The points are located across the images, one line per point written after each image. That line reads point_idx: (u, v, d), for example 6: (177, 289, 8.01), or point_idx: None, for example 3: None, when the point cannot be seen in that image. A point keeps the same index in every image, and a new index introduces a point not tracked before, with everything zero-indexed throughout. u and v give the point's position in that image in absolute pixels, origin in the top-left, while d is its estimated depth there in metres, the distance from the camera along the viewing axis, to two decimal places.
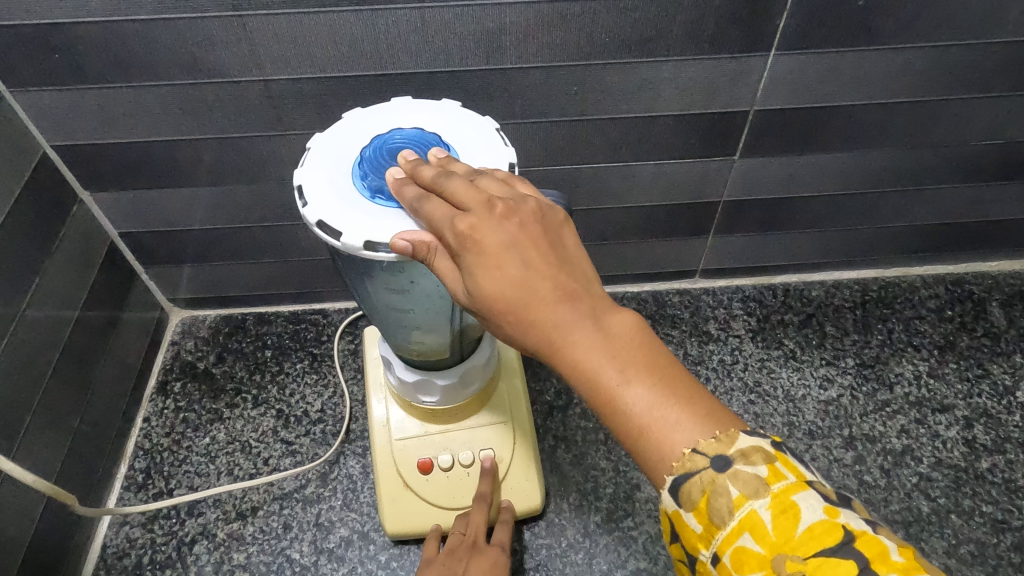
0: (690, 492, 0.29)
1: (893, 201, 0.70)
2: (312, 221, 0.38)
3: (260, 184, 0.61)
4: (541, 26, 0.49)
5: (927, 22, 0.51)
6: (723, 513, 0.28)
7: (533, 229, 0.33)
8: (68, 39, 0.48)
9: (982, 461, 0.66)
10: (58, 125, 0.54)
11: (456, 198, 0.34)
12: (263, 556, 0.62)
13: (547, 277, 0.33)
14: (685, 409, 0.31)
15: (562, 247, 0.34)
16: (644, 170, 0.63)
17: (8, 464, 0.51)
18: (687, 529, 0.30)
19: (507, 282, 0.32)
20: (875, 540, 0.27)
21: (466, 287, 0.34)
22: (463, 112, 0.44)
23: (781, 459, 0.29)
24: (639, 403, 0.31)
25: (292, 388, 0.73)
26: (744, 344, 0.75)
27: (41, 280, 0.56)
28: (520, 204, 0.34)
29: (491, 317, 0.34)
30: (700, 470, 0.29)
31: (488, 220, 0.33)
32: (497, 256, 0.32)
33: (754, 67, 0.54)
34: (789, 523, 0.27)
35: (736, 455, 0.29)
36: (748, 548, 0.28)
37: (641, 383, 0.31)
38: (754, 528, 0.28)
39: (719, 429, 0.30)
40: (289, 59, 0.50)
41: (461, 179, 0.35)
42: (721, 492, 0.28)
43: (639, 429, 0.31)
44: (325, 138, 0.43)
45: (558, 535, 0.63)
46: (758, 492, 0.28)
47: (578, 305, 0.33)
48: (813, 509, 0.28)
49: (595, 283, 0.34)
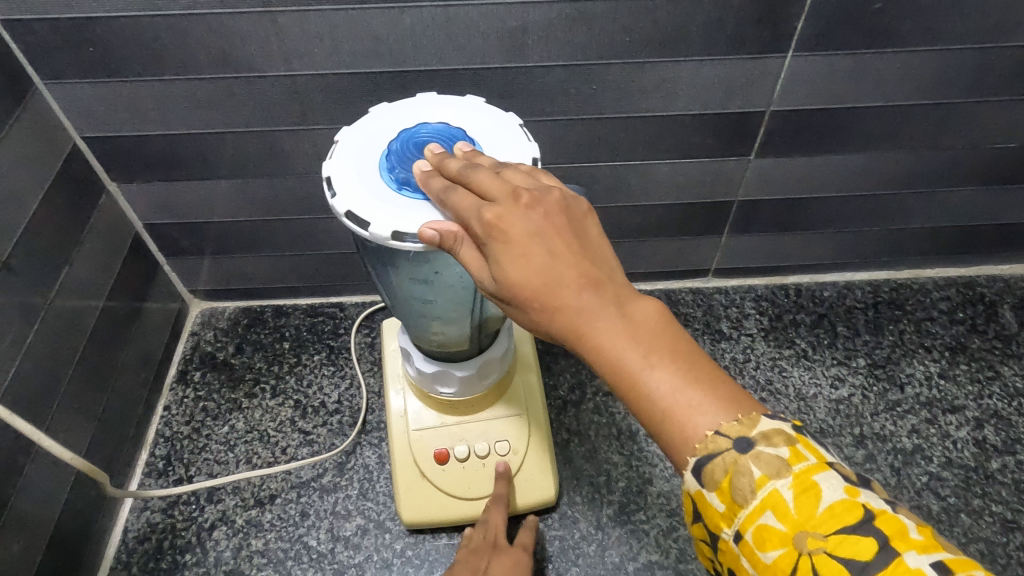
0: (713, 472, 0.30)
1: (906, 203, 0.70)
2: (341, 211, 0.39)
3: (283, 178, 0.63)
4: (563, 25, 0.50)
5: (943, 25, 0.52)
6: (745, 492, 0.29)
7: (557, 218, 0.34)
8: (103, 33, 0.49)
9: (992, 461, 0.67)
10: (90, 117, 0.56)
11: (483, 188, 0.35)
12: (280, 542, 0.63)
13: (571, 265, 0.34)
14: (708, 393, 0.32)
15: (585, 236, 0.35)
16: (660, 169, 0.64)
17: (47, 441, 0.53)
18: (710, 508, 0.31)
19: (533, 270, 0.33)
20: (894, 518, 0.28)
21: (492, 275, 0.35)
22: (488, 108, 0.45)
23: (802, 441, 0.30)
24: (662, 388, 0.32)
25: (309, 379, 0.74)
26: (756, 342, 0.76)
27: (70, 269, 0.58)
28: (545, 195, 0.35)
29: (517, 304, 0.35)
30: (722, 451, 0.30)
31: (514, 210, 0.34)
32: (523, 244, 0.33)
33: (771, 68, 0.55)
34: (811, 502, 0.29)
35: (758, 438, 0.30)
36: (770, 526, 0.29)
37: (664, 368, 0.32)
38: (776, 507, 0.29)
39: (741, 412, 0.31)
40: (316, 54, 0.51)
41: (487, 170, 0.36)
42: (743, 472, 0.30)
43: (662, 412, 0.32)
44: (353, 132, 0.44)
45: (571, 527, 0.64)
46: (780, 472, 0.29)
47: (601, 293, 0.34)
48: (834, 488, 0.29)
49: (618, 272, 0.35)
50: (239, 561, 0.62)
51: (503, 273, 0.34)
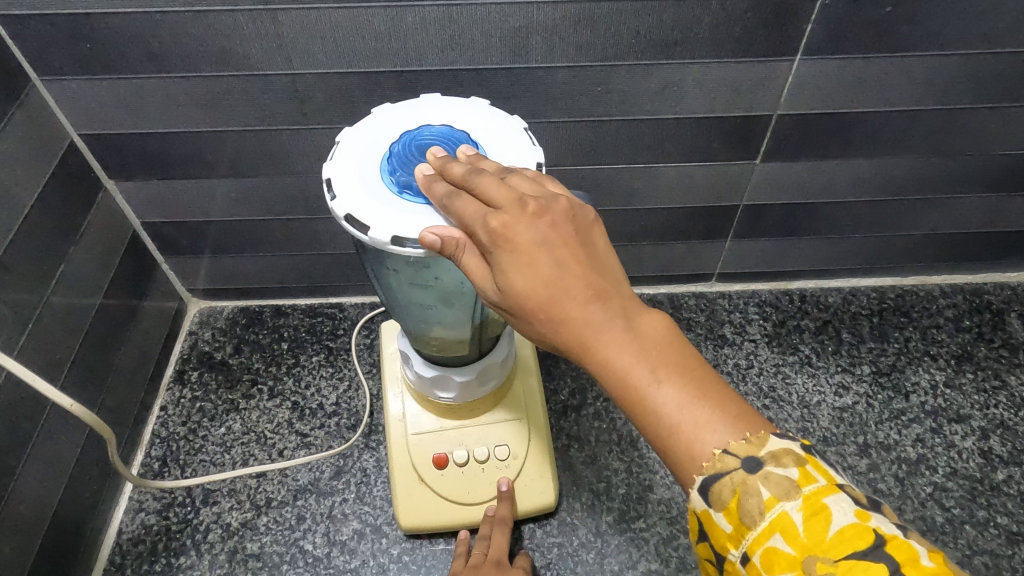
0: (720, 492, 0.30)
1: (913, 209, 0.69)
2: (340, 214, 0.39)
3: (282, 176, 0.62)
4: (569, 25, 0.50)
5: (956, 30, 0.51)
6: (754, 513, 0.29)
7: (564, 228, 0.34)
8: (100, 29, 0.49)
9: (997, 472, 0.66)
10: (87, 114, 0.55)
11: (488, 195, 0.34)
12: (276, 546, 0.62)
13: (578, 277, 0.33)
14: (716, 411, 0.31)
15: (592, 246, 0.34)
16: (665, 172, 0.63)
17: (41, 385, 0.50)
18: (716, 528, 0.30)
19: (539, 280, 0.33)
20: (905, 544, 0.27)
21: (496, 284, 0.34)
22: (491, 110, 0.45)
23: (811, 462, 0.30)
24: (670, 403, 0.31)
25: (308, 380, 0.73)
26: (760, 348, 0.75)
27: (66, 268, 0.57)
28: (552, 203, 0.34)
29: (521, 314, 0.34)
30: (730, 470, 0.30)
31: (520, 218, 0.33)
32: (530, 254, 0.33)
33: (779, 71, 0.54)
34: (820, 525, 0.28)
35: (767, 458, 0.30)
36: (778, 549, 0.28)
37: (672, 383, 0.32)
38: (785, 530, 0.28)
39: (749, 431, 0.31)
40: (316, 52, 0.51)
41: (491, 177, 0.35)
42: (751, 493, 0.29)
43: (668, 429, 0.31)
44: (354, 133, 0.43)
45: (571, 534, 0.63)
46: (789, 494, 0.28)
47: (609, 305, 0.33)
48: (844, 512, 0.28)
49: (624, 283, 0.34)
50: (234, 564, 0.61)
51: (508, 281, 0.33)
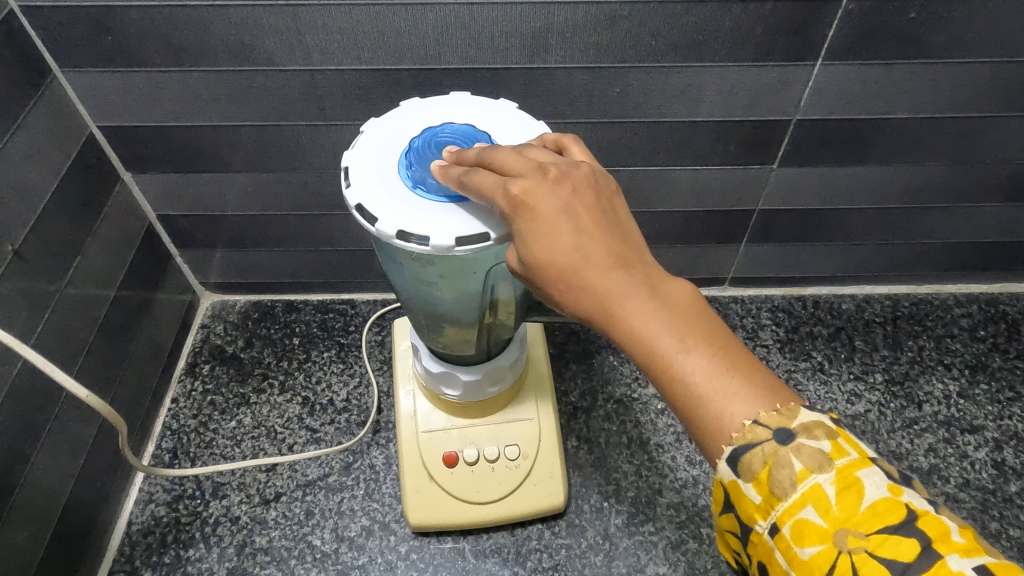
0: (751, 463, 0.30)
1: (931, 218, 0.69)
2: (352, 203, 0.39)
3: (298, 173, 0.62)
4: (589, 26, 0.49)
5: (978, 37, 0.50)
6: (785, 485, 0.29)
7: (584, 194, 0.34)
8: (122, 22, 0.49)
9: (1011, 484, 0.65)
10: (108, 107, 0.55)
11: (509, 167, 0.35)
12: (285, 541, 0.62)
13: (600, 244, 0.33)
14: (744, 380, 0.31)
15: (613, 215, 0.35)
16: (681, 176, 0.63)
17: (60, 376, 0.48)
18: (745, 500, 0.30)
19: (561, 247, 0.33)
20: (937, 520, 0.27)
21: (520, 254, 0.34)
22: (515, 113, 0.45)
23: (843, 435, 0.30)
24: (697, 372, 0.31)
25: (318, 375, 0.73)
26: (772, 353, 0.75)
27: (82, 260, 0.57)
28: (572, 171, 0.35)
29: (544, 285, 0.34)
30: (761, 442, 0.30)
31: (542, 183, 0.34)
32: (550, 220, 0.33)
33: (799, 76, 0.53)
34: (853, 499, 0.28)
35: (799, 430, 0.30)
36: (810, 521, 0.28)
37: (699, 352, 0.32)
38: (818, 502, 0.28)
39: (780, 403, 0.31)
40: (335, 50, 0.51)
41: (511, 150, 0.37)
42: (783, 464, 0.29)
43: (697, 398, 0.31)
44: (379, 124, 0.43)
45: (578, 536, 0.63)
46: (822, 466, 0.28)
47: (632, 273, 0.33)
48: (877, 486, 0.28)
49: (646, 252, 0.35)
50: (243, 557, 0.61)
51: (532, 251, 0.33)
